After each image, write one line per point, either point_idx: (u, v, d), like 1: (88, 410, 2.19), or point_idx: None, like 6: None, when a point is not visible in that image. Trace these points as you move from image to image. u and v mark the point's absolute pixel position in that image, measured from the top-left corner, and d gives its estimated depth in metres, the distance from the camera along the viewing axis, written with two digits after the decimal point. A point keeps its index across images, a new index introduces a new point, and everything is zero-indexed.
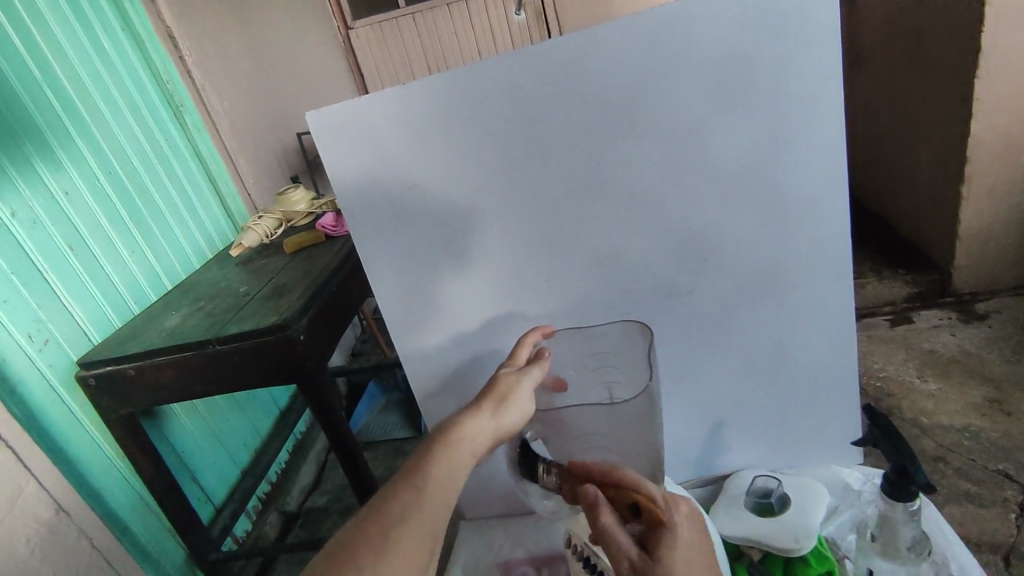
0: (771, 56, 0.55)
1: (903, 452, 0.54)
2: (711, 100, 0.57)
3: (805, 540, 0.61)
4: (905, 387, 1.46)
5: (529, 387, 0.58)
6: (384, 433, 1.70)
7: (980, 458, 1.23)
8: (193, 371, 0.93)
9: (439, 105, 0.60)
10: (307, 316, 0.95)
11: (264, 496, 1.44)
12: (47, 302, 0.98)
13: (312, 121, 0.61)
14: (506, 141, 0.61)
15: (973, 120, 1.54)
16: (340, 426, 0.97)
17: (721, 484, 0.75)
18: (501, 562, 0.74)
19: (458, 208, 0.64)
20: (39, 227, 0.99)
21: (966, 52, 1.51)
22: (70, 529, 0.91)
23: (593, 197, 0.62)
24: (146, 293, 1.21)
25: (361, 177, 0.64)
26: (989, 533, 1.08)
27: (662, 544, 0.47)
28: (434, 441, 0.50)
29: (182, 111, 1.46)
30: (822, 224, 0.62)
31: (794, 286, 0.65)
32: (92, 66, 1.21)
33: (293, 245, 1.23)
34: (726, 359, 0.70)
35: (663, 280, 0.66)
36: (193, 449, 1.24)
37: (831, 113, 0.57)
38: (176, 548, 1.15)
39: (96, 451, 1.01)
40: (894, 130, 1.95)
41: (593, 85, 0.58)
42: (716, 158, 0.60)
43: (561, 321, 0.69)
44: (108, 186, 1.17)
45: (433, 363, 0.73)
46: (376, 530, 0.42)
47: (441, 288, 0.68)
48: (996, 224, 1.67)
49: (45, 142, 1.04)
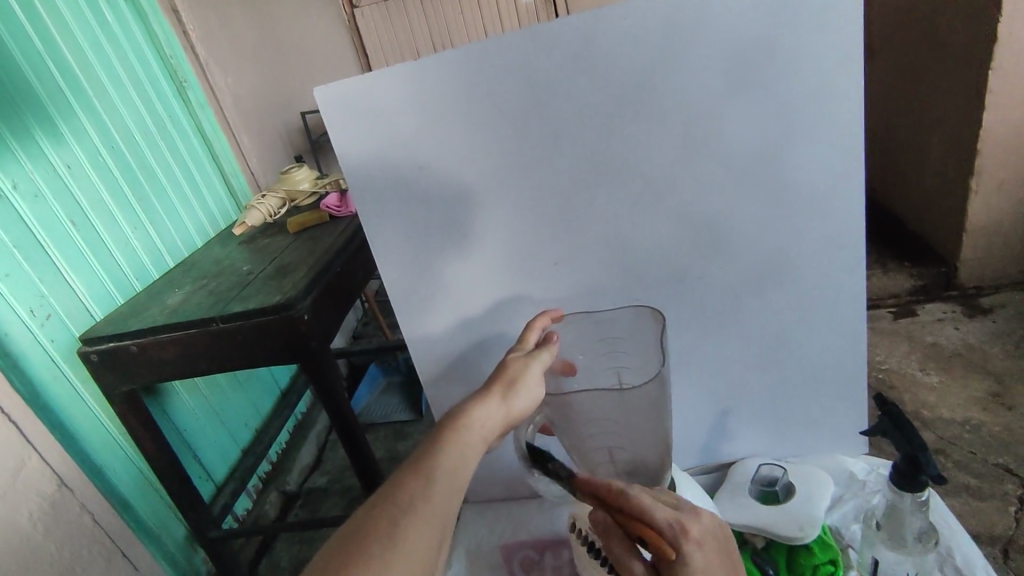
0: (792, 38, 0.54)
1: (914, 444, 0.52)
2: (729, 83, 0.56)
3: (809, 530, 0.61)
4: (907, 379, 1.46)
5: (536, 372, 0.57)
6: (384, 415, 1.71)
7: (981, 452, 1.24)
8: (196, 349, 0.93)
9: (450, 83, 0.59)
10: (311, 295, 0.94)
11: (265, 476, 1.45)
12: (48, 277, 0.97)
13: (320, 98, 0.60)
14: (518, 122, 0.60)
15: (985, 112, 1.53)
16: (344, 408, 0.96)
17: (725, 471, 0.75)
18: (503, 544, 0.74)
19: (468, 188, 0.63)
20: (41, 201, 0.98)
21: (981, 42, 1.49)
22: (72, 504, 0.91)
23: (605, 180, 0.62)
24: (148, 270, 1.20)
25: (368, 156, 0.63)
26: (988, 525, 1.09)
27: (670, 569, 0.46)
28: (442, 428, 0.50)
29: (186, 87, 1.44)
30: (838, 212, 0.61)
31: (806, 274, 0.65)
32: (94, 38, 1.19)
33: (297, 224, 1.22)
34: (734, 347, 0.69)
35: (675, 265, 0.65)
36: (194, 427, 1.23)
37: (851, 99, 0.56)
38: (176, 525, 1.16)
39: (98, 428, 1.01)
40: (904, 121, 1.94)
41: (608, 67, 0.57)
42: (731, 144, 0.59)
43: (569, 305, 0.69)
44: (110, 160, 1.15)
45: (439, 346, 0.73)
46: (385, 517, 0.42)
47: (449, 270, 0.68)
48: (1003, 218, 1.66)
49: (47, 114, 1.03)
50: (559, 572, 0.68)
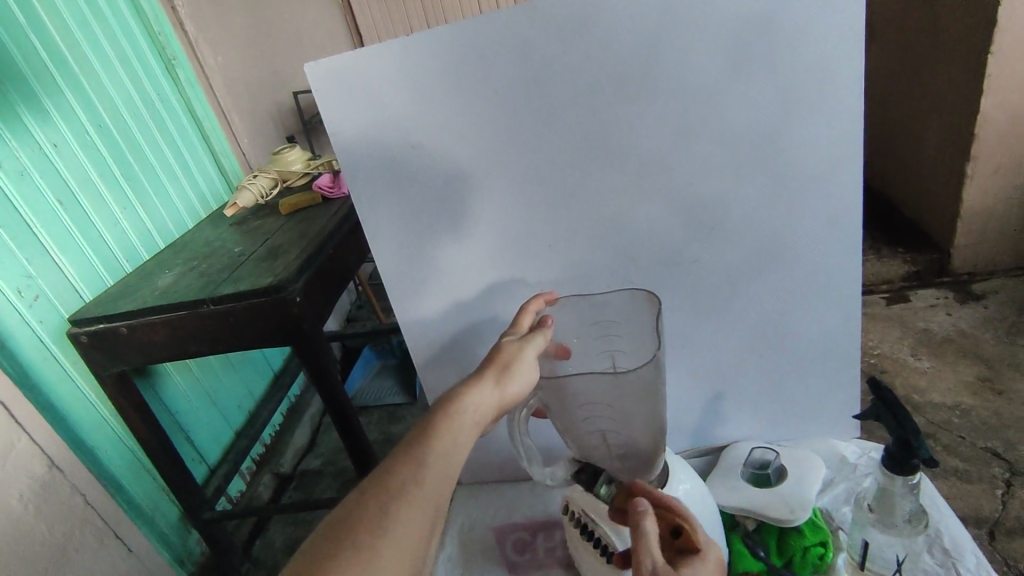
0: (792, 18, 0.53)
1: (907, 427, 0.52)
2: (727, 61, 0.55)
3: (800, 512, 0.61)
4: (898, 364, 1.47)
5: (530, 356, 0.57)
6: (378, 398, 1.71)
7: (970, 436, 1.25)
8: (186, 331, 0.92)
9: (443, 59, 0.58)
10: (304, 277, 0.93)
11: (259, 458, 1.45)
12: (36, 258, 0.96)
13: (311, 75, 0.59)
14: (514, 100, 0.59)
15: (983, 96, 1.52)
16: (337, 390, 0.96)
17: (717, 455, 0.76)
18: (496, 525, 0.74)
19: (462, 168, 0.62)
20: (28, 180, 0.97)
21: (981, 26, 1.48)
22: (64, 485, 0.91)
23: (601, 160, 0.61)
24: (138, 252, 1.19)
25: (361, 135, 0.62)
26: (975, 508, 1.11)
27: (689, 564, 0.46)
28: (435, 412, 0.49)
29: (175, 65, 1.42)
30: (834, 195, 0.61)
31: (803, 257, 0.64)
32: (79, 14, 1.16)
33: (289, 205, 1.20)
34: (728, 331, 0.69)
35: (670, 248, 0.65)
36: (187, 410, 1.23)
37: (851, 80, 0.55)
38: (169, 507, 1.16)
39: (89, 410, 1.01)
40: (901, 105, 1.93)
41: (605, 45, 0.55)
42: (728, 124, 0.58)
43: (563, 288, 0.68)
44: (97, 139, 1.13)
45: (432, 328, 0.72)
46: (376, 501, 0.41)
47: (443, 252, 0.67)
48: (997, 204, 1.66)
49: (32, 92, 1.01)
50: (551, 553, 0.69)
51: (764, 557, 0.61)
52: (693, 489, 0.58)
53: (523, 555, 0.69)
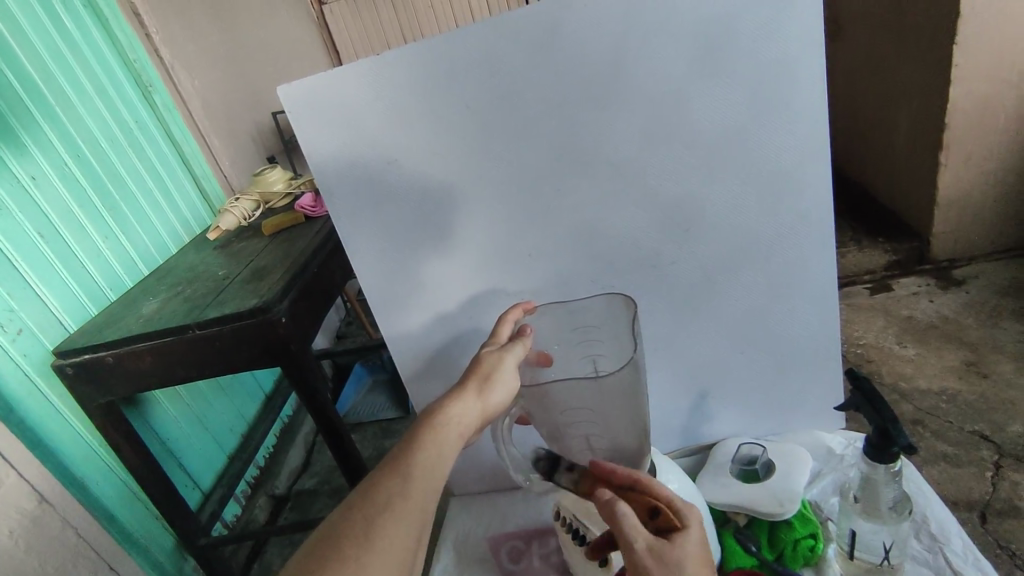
0: (753, 20, 0.55)
1: (884, 415, 0.53)
2: (692, 65, 0.56)
3: (789, 504, 0.62)
4: (884, 353, 1.49)
5: (510, 365, 0.57)
6: (371, 413, 1.71)
7: (957, 420, 1.27)
8: (173, 358, 0.92)
9: (415, 75, 0.58)
10: (289, 298, 0.93)
11: (253, 480, 1.44)
12: (17, 291, 0.95)
13: (283, 96, 0.60)
14: (485, 113, 0.59)
15: (952, 85, 1.55)
16: (327, 408, 0.96)
17: (705, 453, 0.76)
18: (491, 535, 0.74)
19: (439, 183, 0.63)
20: (6, 214, 0.96)
21: (945, 17, 1.51)
22: (54, 520, 0.91)
23: (575, 168, 0.62)
24: (123, 280, 1.18)
25: (336, 155, 0.62)
26: (965, 492, 1.12)
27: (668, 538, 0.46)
28: (418, 426, 0.50)
29: (152, 91, 1.42)
30: (805, 192, 0.62)
31: (776, 255, 0.65)
32: (53, 45, 1.16)
33: (271, 226, 1.21)
34: (709, 331, 0.70)
35: (648, 250, 0.65)
36: (178, 435, 1.22)
37: (815, 76, 0.56)
38: (163, 534, 1.15)
39: (78, 442, 1.00)
40: (872, 96, 1.96)
41: (572, 54, 0.56)
42: (696, 127, 0.59)
43: (544, 296, 0.69)
44: (75, 169, 1.13)
45: (417, 342, 0.72)
46: (363, 518, 0.42)
47: (423, 265, 0.68)
48: (972, 190, 1.69)
49: (8, 125, 1.00)
50: (547, 560, 0.69)
51: (756, 551, 0.61)
52: (682, 487, 0.59)
53: (518, 563, 0.69)
